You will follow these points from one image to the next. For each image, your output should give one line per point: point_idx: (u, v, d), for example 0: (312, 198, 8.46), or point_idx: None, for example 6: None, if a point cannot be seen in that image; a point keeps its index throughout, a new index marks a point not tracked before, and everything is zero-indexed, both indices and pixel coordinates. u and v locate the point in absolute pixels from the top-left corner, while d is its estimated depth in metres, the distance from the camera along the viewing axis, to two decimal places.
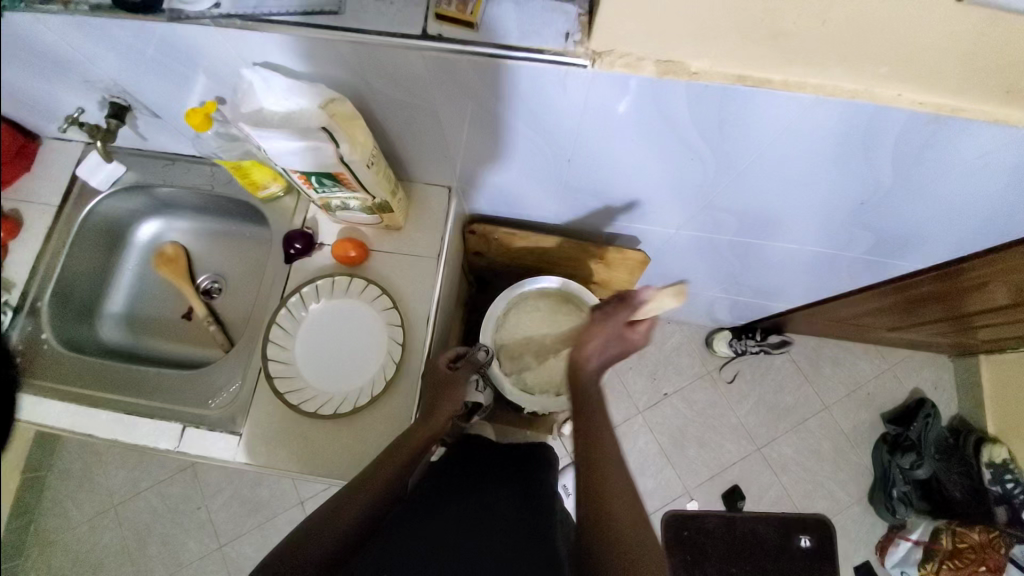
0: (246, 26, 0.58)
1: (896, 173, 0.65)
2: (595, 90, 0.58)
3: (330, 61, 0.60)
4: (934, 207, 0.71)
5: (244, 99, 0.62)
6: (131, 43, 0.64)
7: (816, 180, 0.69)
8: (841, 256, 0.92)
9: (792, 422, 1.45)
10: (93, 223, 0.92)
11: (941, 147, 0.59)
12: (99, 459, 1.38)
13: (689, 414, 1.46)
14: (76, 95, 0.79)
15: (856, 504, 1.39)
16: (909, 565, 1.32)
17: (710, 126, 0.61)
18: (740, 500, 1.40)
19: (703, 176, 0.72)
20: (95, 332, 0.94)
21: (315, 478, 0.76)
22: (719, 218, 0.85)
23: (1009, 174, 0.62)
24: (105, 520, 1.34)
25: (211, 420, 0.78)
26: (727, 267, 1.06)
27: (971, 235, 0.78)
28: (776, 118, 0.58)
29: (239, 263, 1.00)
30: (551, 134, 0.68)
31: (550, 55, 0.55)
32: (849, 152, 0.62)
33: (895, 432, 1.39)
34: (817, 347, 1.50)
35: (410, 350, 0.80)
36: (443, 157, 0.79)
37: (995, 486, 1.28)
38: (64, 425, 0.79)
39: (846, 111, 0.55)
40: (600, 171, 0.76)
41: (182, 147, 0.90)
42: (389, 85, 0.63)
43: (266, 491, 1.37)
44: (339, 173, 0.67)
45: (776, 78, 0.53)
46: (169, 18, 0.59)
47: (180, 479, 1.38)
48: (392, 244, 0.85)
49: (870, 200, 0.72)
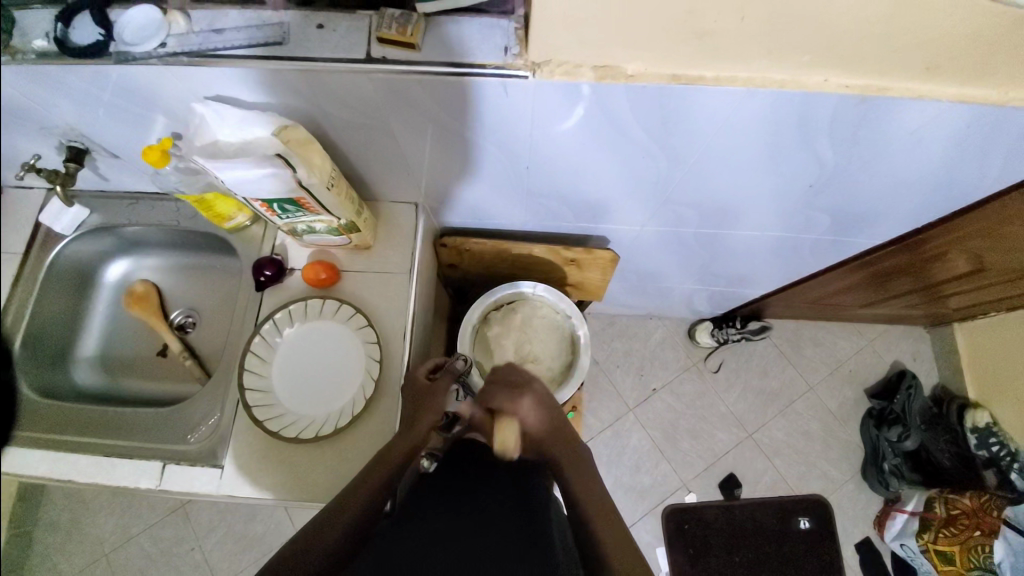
0: (194, 62, 0.59)
1: (838, 155, 0.68)
2: (541, 98, 0.60)
3: (282, 90, 0.62)
4: (882, 184, 0.75)
5: (198, 134, 0.63)
6: (85, 89, 0.65)
7: (765, 167, 0.72)
8: (802, 238, 0.96)
9: (779, 405, 1.48)
10: (61, 267, 0.91)
11: (874, 126, 0.62)
12: (87, 509, 1.34)
13: (679, 407, 1.48)
14: (34, 142, 0.79)
15: (849, 481, 1.42)
16: (907, 537, 1.32)
17: (654, 125, 0.63)
18: (736, 488, 1.42)
19: (658, 171, 0.74)
20: (69, 377, 0.93)
21: (302, 503, 0.75)
22: (680, 212, 0.87)
23: (946, 144, 0.65)
24: (96, 571, 1.30)
25: (192, 455, 0.77)
26: (698, 259, 1.09)
27: (921, 207, 0.81)
28: (715, 114, 0.61)
29: (212, 296, 0.99)
30: (506, 145, 0.70)
31: (492, 69, 0.57)
32: (790, 139, 0.65)
33: (879, 406, 1.42)
34: (796, 329, 1.54)
35: (388, 367, 0.80)
36: (406, 175, 0.80)
37: (982, 451, 1.28)
38: (43, 473, 0.78)
39: (777, 99, 0.58)
40: (560, 178, 0.78)
41: (145, 185, 0.90)
42: (342, 108, 0.64)
43: (261, 525, 1.35)
44: (300, 198, 0.68)
45: (708, 74, 0.56)
46: (117, 61, 0.59)
47: (172, 522, 1.35)
48: (363, 264, 0.86)
49: (819, 181, 0.75)
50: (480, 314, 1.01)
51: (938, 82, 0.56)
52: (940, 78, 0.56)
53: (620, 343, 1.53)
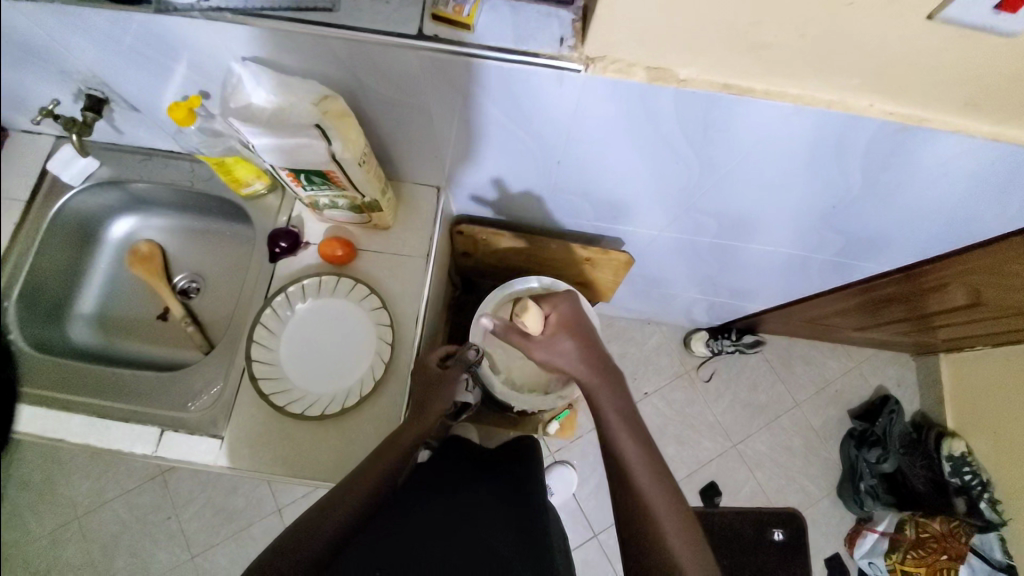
0: (236, 20, 0.57)
1: (866, 180, 0.69)
2: (588, 93, 0.59)
3: (325, 58, 0.60)
4: (902, 212, 0.76)
5: (233, 94, 0.60)
6: (113, 34, 0.62)
7: (794, 184, 0.72)
8: (811, 258, 0.97)
9: (766, 419, 1.51)
10: (64, 219, 0.87)
11: (909, 155, 0.63)
12: (62, 468, 1.31)
13: (669, 413, 1.50)
14: (50, 86, 0.75)
15: (826, 498, 1.45)
16: (875, 555, 1.36)
17: (695, 132, 0.63)
18: (717, 496, 1.44)
19: (688, 179, 0.75)
20: (64, 333, 0.90)
21: (302, 480, 0.74)
22: (700, 221, 0.88)
23: (971, 181, 0.66)
24: (68, 533, 1.28)
25: (190, 423, 0.75)
26: (707, 268, 1.09)
27: (933, 239, 0.83)
28: (758, 127, 0.61)
29: (218, 263, 0.97)
30: (541, 135, 0.69)
31: (545, 59, 0.56)
32: (824, 160, 0.66)
33: (862, 427, 1.45)
34: (789, 346, 1.56)
35: (399, 351, 0.79)
36: (434, 157, 0.79)
37: (955, 478, 1.32)
38: (33, 430, 0.75)
39: (821, 119, 0.58)
40: (588, 175, 0.78)
41: (160, 142, 0.87)
42: (382, 83, 0.63)
43: (241, 499, 1.34)
44: (329, 171, 0.66)
45: (758, 87, 0.57)
46: (156, 10, 0.57)
47: (150, 488, 1.33)
48: (380, 244, 0.85)
49: (842, 203, 0.76)
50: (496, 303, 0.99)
51: (981, 119, 0.57)
52: (985, 115, 0.56)
53: (616, 345, 1.54)
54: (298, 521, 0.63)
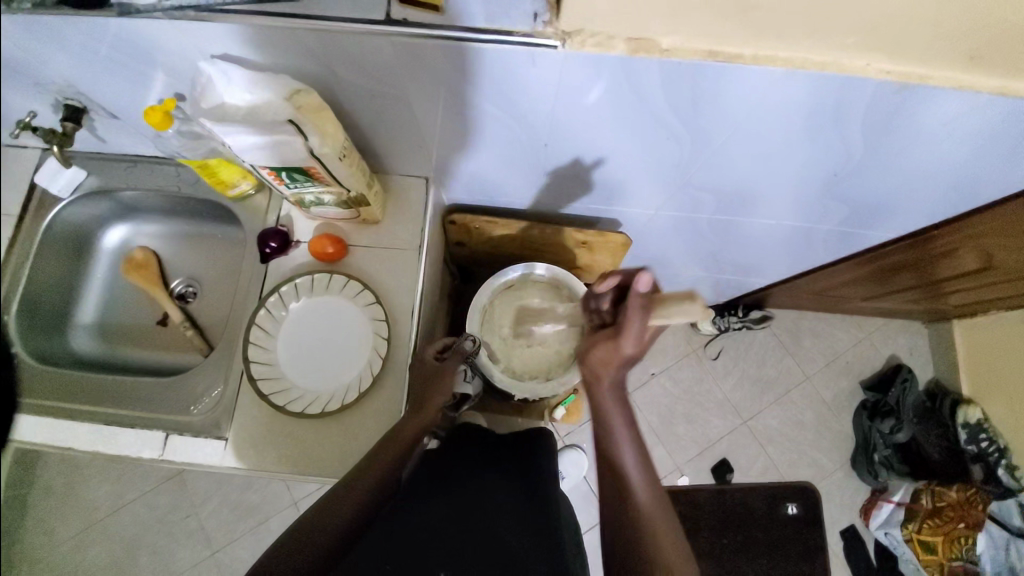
0: (200, 17, 0.55)
1: (867, 145, 0.66)
2: (569, 70, 0.57)
3: (297, 51, 0.58)
4: (906, 175, 0.72)
5: (203, 95, 0.59)
6: (81, 40, 0.61)
7: (791, 153, 0.70)
8: (815, 229, 0.94)
9: (776, 394, 1.49)
10: (57, 231, 0.88)
11: (909, 116, 0.59)
12: (80, 475, 1.34)
13: (677, 392, 1.49)
14: (28, 99, 0.75)
15: (839, 470, 1.44)
16: (892, 526, 1.35)
17: (683, 104, 0.61)
18: (728, 472, 1.44)
19: (680, 154, 0.72)
20: (66, 344, 0.91)
21: (307, 478, 0.75)
22: (697, 196, 0.85)
23: (978, 138, 0.63)
24: (91, 536, 1.31)
25: (193, 427, 0.76)
26: (708, 245, 1.07)
27: (941, 203, 0.80)
28: (748, 95, 0.58)
29: (213, 265, 0.97)
30: (526, 117, 0.67)
31: (519, 37, 0.54)
32: (820, 126, 0.63)
33: (874, 398, 1.44)
34: (797, 320, 1.54)
35: (395, 346, 0.79)
36: (420, 148, 0.77)
37: (971, 445, 1.30)
38: (41, 440, 0.76)
39: (815, 84, 0.55)
40: (578, 156, 0.76)
41: (144, 148, 0.86)
42: (358, 73, 0.61)
43: (257, 495, 1.36)
44: (310, 168, 0.64)
45: (746, 53, 0.53)
46: (119, 13, 0.56)
47: (168, 489, 1.36)
48: (371, 239, 0.84)
49: (843, 170, 0.73)
50: (479, 319, 0.98)
51: (984, 74, 0.53)
52: (988, 69, 0.53)
53: None
54: (304, 517, 0.63)
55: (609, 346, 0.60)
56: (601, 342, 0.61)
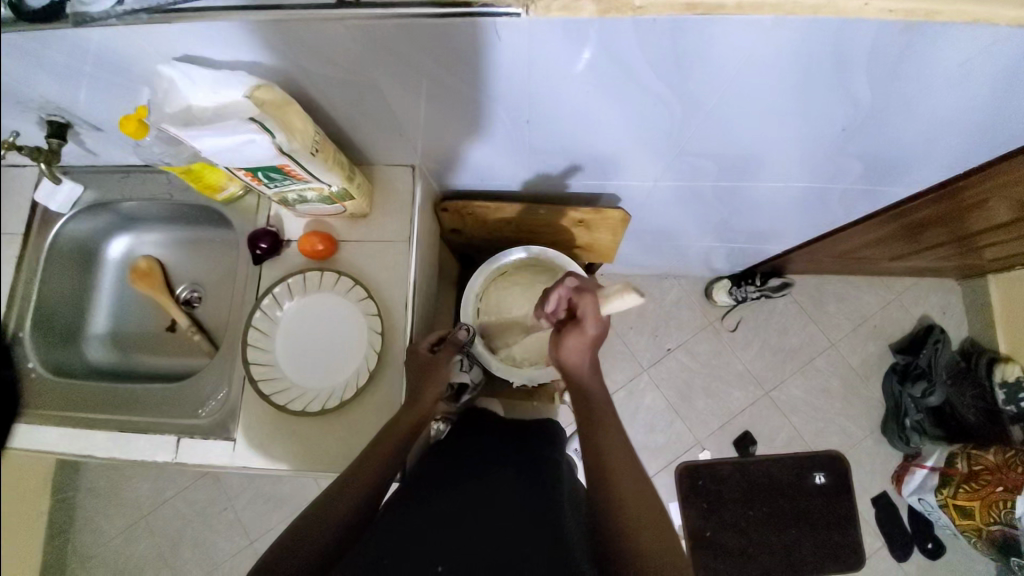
0: (154, 19, 0.53)
1: (875, 94, 0.60)
2: (539, 40, 0.53)
3: (257, 46, 0.56)
4: (922, 124, 0.66)
5: (170, 99, 0.59)
6: (48, 55, 0.61)
7: (791, 110, 0.64)
8: (829, 189, 0.88)
9: (799, 363, 1.44)
10: (62, 246, 0.90)
11: (919, 58, 0.54)
12: (122, 475, 1.41)
13: (695, 367, 1.46)
14: (14, 118, 0.76)
15: (869, 437, 1.39)
16: (925, 492, 1.28)
17: (666, 66, 0.57)
18: (752, 445, 1.41)
19: (672, 121, 0.68)
20: (83, 355, 0.94)
21: (314, 474, 0.76)
22: (696, 163, 0.80)
23: (1002, 75, 0.56)
24: (136, 531, 1.39)
25: (203, 429, 0.78)
26: (715, 213, 1.02)
27: (967, 149, 0.73)
28: (736, 50, 0.54)
29: (215, 269, 0.98)
30: (502, 94, 0.64)
31: (478, 8, 0.50)
32: (820, 77, 0.58)
33: (904, 361, 1.37)
34: (819, 285, 1.47)
35: (391, 339, 0.79)
36: (400, 137, 0.75)
37: (1010, 405, 1.23)
38: (65, 448, 0.79)
39: (810, 30, 0.50)
40: (564, 131, 0.72)
41: (133, 158, 0.86)
42: (322, 63, 0.59)
43: (287, 486, 1.41)
44: (283, 165, 0.64)
45: (729, 2, 0.48)
46: (75, 23, 0.55)
47: (203, 484, 1.42)
48: (362, 233, 0.83)
49: (852, 124, 0.67)
50: (475, 306, 0.97)
51: (1000, 4, 0.48)
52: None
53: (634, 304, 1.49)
54: (306, 512, 0.64)
55: (577, 334, 0.69)
56: (569, 330, 0.70)
